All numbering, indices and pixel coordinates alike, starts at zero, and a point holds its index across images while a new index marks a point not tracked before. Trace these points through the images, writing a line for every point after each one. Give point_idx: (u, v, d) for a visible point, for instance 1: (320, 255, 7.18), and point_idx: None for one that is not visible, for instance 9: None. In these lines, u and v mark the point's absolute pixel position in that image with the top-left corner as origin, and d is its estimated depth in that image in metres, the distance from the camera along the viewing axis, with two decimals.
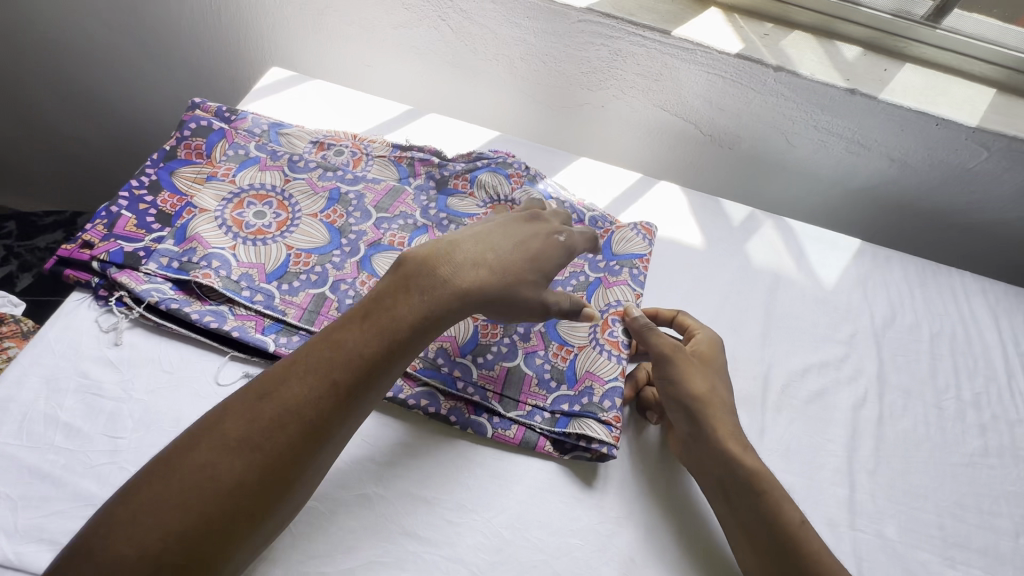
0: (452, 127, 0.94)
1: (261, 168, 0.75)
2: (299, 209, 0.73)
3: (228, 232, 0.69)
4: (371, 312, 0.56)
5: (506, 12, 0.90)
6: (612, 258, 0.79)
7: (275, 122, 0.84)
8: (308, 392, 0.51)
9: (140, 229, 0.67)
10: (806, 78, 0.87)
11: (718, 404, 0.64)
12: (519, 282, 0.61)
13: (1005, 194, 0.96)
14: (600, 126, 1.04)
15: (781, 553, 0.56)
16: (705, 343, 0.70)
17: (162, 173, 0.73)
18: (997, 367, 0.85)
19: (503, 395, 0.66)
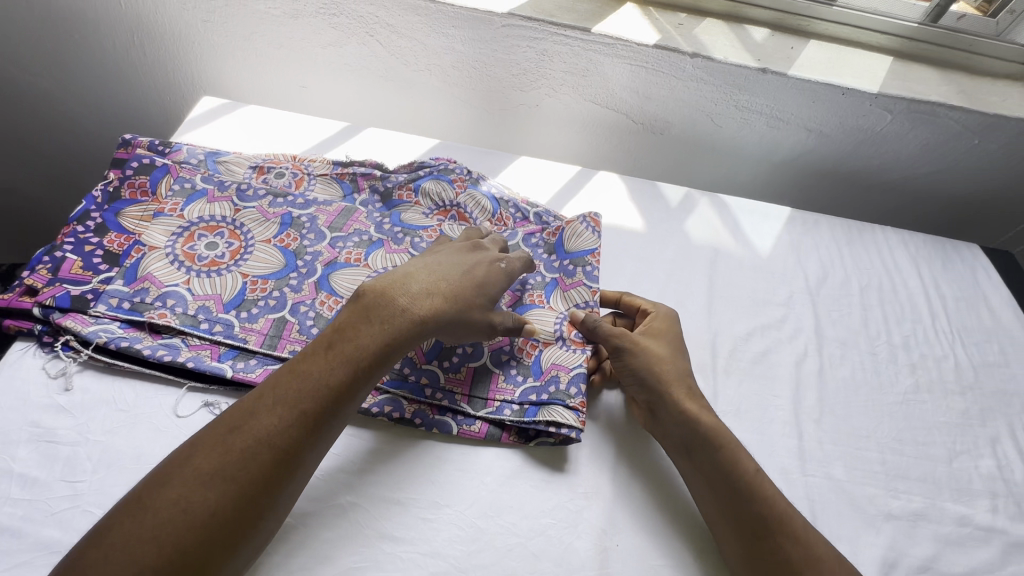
0: (392, 140, 0.96)
1: (209, 200, 0.75)
2: (252, 236, 0.73)
3: (180, 267, 0.69)
4: (334, 342, 0.57)
5: (433, 23, 0.92)
6: (566, 257, 0.80)
7: (211, 151, 0.84)
8: (276, 424, 0.52)
9: (87, 271, 0.66)
10: (722, 62, 0.92)
11: (676, 373, 0.68)
12: (471, 306, 0.64)
13: (914, 151, 1.04)
14: (537, 124, 1.08)
15: (743, 502, 0.59)
16: (661, 318, 0.74)
17: (107, 215, 0.71)
18: (921, 310, 0.93)
19: (471, 395, 0.68)
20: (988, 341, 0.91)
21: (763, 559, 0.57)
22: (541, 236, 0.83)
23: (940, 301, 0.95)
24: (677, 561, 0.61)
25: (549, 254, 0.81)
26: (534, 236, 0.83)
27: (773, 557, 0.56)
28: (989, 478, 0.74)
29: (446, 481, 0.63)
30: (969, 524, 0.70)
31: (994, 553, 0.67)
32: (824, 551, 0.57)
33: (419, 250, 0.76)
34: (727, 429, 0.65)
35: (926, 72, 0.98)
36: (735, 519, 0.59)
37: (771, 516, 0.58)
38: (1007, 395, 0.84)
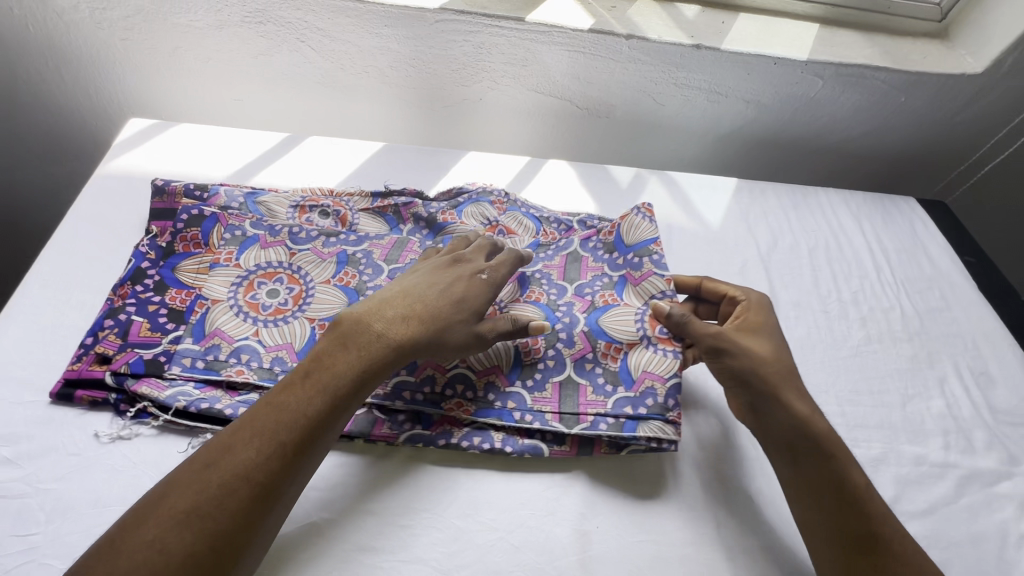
0: (335, 146, 0.93)
1: (262, 246, 0.72)
2: (311, 278, 0.71)
3: (247, 318, 0.66)
4: (311, 372, 0.56)
5: (365, 25, 0.91)
6: (627, 252, 0.76)
7: (249, 192, 0.79)
8: (252, 458, 0.51)
9: (156, 332, 0.65)
10: (655, 41, 0.94)
11: (781, 369, 0.64)
12: (452, 322, 0.61)
13: (847, 113, 1.08)
14: (482, 118, 1.07)
15: (848, 518, 0.58)
16: (754, 308, 0.71)
17: (164, 271, 0.69)
18: (867, 265, 0.97)
19: (562, 413, 0.66)
20: (930, 288, 0.96)
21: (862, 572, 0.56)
22: (598, 239, 0.80)
23: (884, 255, 0.99)
24: (661, 536, 0.62)
25: (609, 254, 0.78)
26: (592, 239, 0.80)
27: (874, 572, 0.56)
28: (940, 417, 0.79)
29: (428, 488, 0.63)
30: (925, 462, 0.74)
31: (949, 487, 0.72)
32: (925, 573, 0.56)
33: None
34: (839, 438, 0.62)
35: (851, 36, 1.02)
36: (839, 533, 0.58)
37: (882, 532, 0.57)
38: (951, 337, 0.89)
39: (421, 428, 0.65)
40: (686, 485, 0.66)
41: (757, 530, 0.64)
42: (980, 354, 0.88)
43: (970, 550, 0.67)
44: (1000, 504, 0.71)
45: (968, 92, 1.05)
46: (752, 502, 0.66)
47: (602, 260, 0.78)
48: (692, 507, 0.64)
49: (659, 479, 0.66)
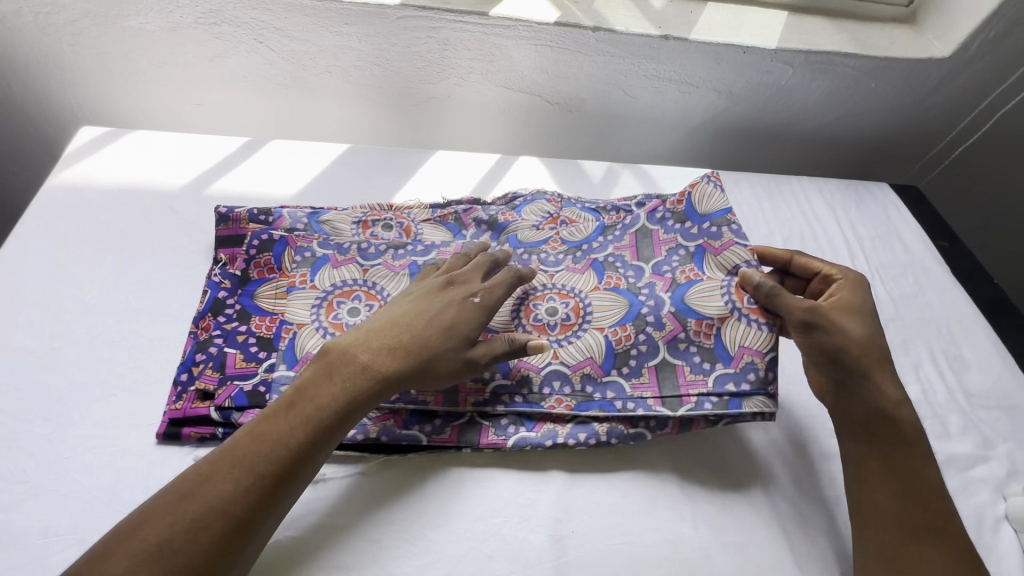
0: (298, 149, 0.91)
1: (333, 265, 0.71)
2: (387, 293, 0.71)
3: (335, 338, 0.65)
4: (294, 401, 0.55)
5: (324, 23, 0.88)
6: (703, 222, 0.74)
7: (311, 212, 0.79)
8: (229, 489, 0.50)
9: (250, 362, 0.64)
10: (622, 33, 0.92)
11: (874, 350, 0.63)
12: (440, 350, 0.59)
13: (818, 100, 1.07)
14: (450, 116, 1.05)
15: (912, 509, 0.59)
16: (847, 286, 0.68)
17: (243, 300, 0.69)
18: (842, 253, 0.97)
19: (663, 396, 0.66)
20: (904, 274, 0.96)
21: (914, 560, 0.57)
22: (665, 209, 0.77)
23: (858, 243, 0.99)
24: (638, 537, 0.61)
25: (682, 224, 0.75)
26: (658, 210, 0.77)
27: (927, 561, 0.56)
28: (915, 403, 0.79)
29: (398, 500, 0.61)
30: None
31: None
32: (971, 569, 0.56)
33: (552, 265, 0.76)
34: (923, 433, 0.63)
35: (820, 23, 1.01)
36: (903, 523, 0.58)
37: (941, 525, 0.58)
38: (925, 322, 0.89)
39: (525, 430, 0.65)
40: (662, 485, 0.65)
41: (735, 526, 0.63)
42: (954, 338, 0.88)
43: None
44: (976, 488, 0.71)
45: (936, 76, 1.05)
46: (729, 498, 0.65)
47: (674, 231, 0.75)
48: (670, 506, 0.64)
49: (636, 479, 0.65)
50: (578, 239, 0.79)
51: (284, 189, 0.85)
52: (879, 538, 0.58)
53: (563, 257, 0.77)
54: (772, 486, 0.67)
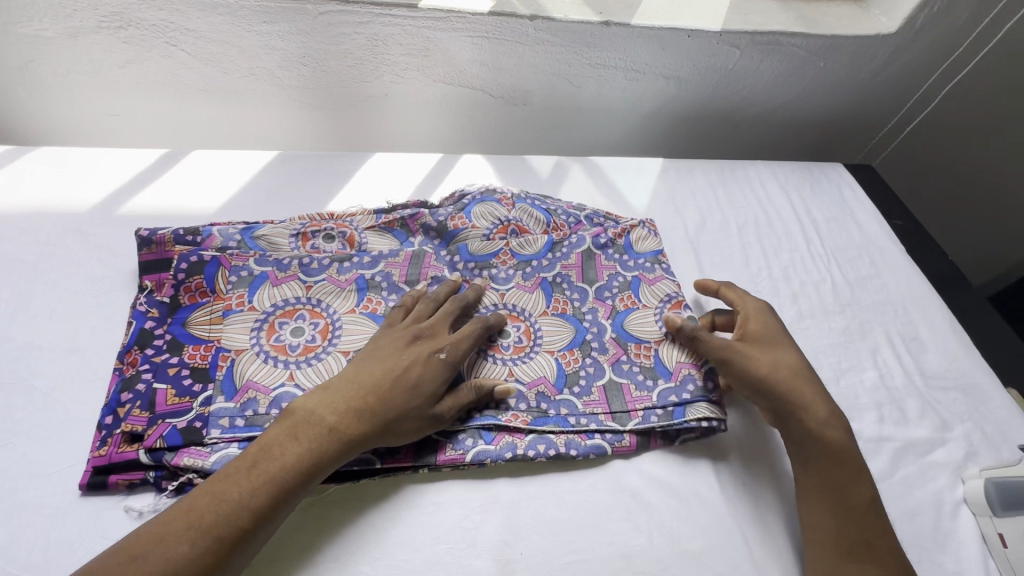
0: (224, 160, 0.85)
1: (273, 283, 0.69)
2: (334, 310, 0.69)
3: (277, 363, 0.63)
4: (257, 460, 0.52)
5: (241, 23, 0.82)
6: (639, 257, 0.80)
7: (245, 227, 0.73)
8: (184, 553, 0.47)
9: (183, 397, 0.59)
10: (561, 20, 0.88)
11: (790, 374, 0.65)
12: (409, 408, 0.58)
13: (768, 82, 1.05)
14: (390, 115, 1.00)
15: (850, 527, 0.59)
16: (753, 317, 0.71)
17: (174, 328, 0.64)
18: (797, 238, 0.95)
19: (613, 412, 0.66)
20: (859, 256, 0.94)
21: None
22: (607, 236, 0.81)
23: (814, 226, 0.97)
24: (590, 554, 0.58)
25: (621, 255, 0.80)
26: (601, 235, 0.81)
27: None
28: (873, 389, 0.77)
29: (331, 536, 0.57)
30: (860, 438, 0.72)
31: (885, 462, 0.70)
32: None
33: (502, 282, 0.75)
34: (854, 451, 0.63)
35: (765, 3, 0.99)
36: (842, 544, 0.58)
37: (874, 542, 0.58)
38: (881, 305, 0.88)
39: (484, 443, 0.62)
40: (614, 495, 0.63)
41: (691, 533, 0.61)
42: (910, 319, 0.87)
43: (907, 526, 0.65)
44: (934, 473, 0.70)
45: (885, 52, 1.04)
46: (685, 505, 0.63)
47: (614, 260, 0.79)
48: (623, 519, 0.61)
49: (587, 492, 0.62)
50: (528, 252, 0.78)
51: (207, 204, 0.79)
52: (818, 557, 0.59)
53: (514, 272, 0.76)
54: (727, 488, 0.65)
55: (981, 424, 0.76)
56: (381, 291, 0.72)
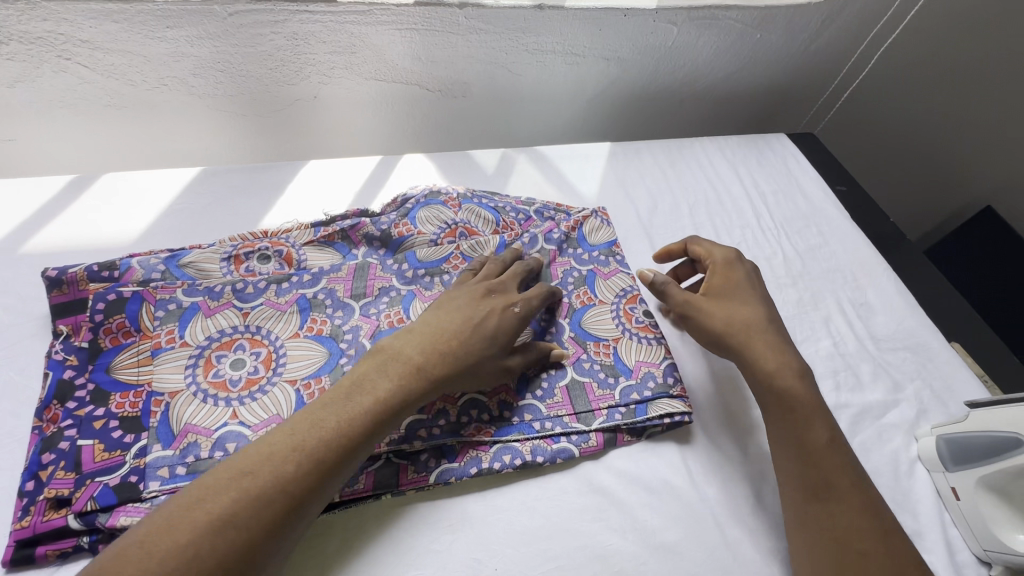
0: (139, 181, 0.79)
1: (206, 314, 0.64)
2: (276, 336, 0.65)
3: (217, 401, 0.59)
4: (354, 391, 0.53)
5: (141, 29, 0.74)
6: (593, 250, 0.80)
7: (168, 254, 0.68)
8: (290, 471, 0.47)
9: (114, 451, 0.54)
10: (493, 7, 0.84)
11: (748, 325, 0.67)
12: (490, 350, 0.59)
13: (708, 56, 1.04)
14: (323, 118, 0.95)
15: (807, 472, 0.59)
16: (720, 268, 0.73)
17: (97, 376, 0.58)
18: (747, 212, 0.95)
19: (577, 412, 0.65)
20: (808, 225, 0.96)
21: (820, 521, 0.57)
22: (560, 231, 0.80)
23: (761, 199, 0.98)
24: (565, 560, 0.57)
25: (575, 248, 0.79)
26: (553, 231, 0.79)
27: (830, 520, 0.56)
28: (828, 357, 0.79)
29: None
30: None
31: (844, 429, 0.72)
32: (874, 522, 0.56)
33: None
34: (810, 394, 0.63)
35: None
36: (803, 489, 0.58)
37: (837, 483, 0.58)
38: (831, 273, 0.90)
39: (448, 462, 0.60)
40: (585, 496, 0.62)
41: (664, 525, 0.61)
42: (858, 285, 0.89)
43: None
44: (890, 434, 0.72)
45: (819, 18, 1.04)
46: (655, 496, 0.63)
47: (567, 255, 0.78)
48: (595, 519, 0.60)
49: (557, 496, 0.62)
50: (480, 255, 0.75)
51: (125, 232, 0.73)
52: (794, 508, 0.59)
53: None
54: (696, 476, 0.65)
55: (929, 381, 0.79)
56: (325, 309, 0.68)
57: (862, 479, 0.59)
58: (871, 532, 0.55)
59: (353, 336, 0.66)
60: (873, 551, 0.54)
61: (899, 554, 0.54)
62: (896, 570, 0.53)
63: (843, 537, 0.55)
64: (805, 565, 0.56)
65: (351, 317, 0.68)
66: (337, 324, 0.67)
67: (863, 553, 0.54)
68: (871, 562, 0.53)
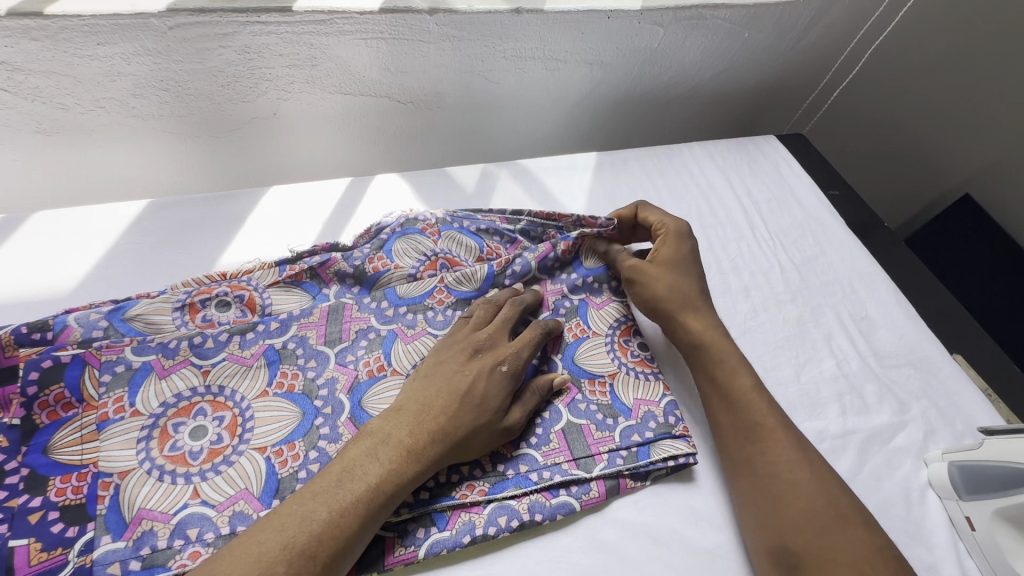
0: (77, 220, 0.71)
1: (160, 375, 0.57)
2: (241, 397, 0.58)
3: (174, 479, 0.52)
4: (344, 477, 0.49)
5: (67, 47, 0.65)
6: (588, 274, 0.74)
7: (113, 307, 0.60)
8: (281, 572, 0.43)
9: (54, 550, 0.47)
10: (467, 12, 0.77)
11: (684, 295, 0.70)
12: (482, 419, 0.56)
13: (694, 57, 0.99)
14: (284, 135, 0.87)
15: (756, 454, 0.58)
16: (670, 240, 0.74)
17: (33, 459, 0.50)
18: (741, 223, 0.91)
19: (576, 459, 0.60)
20: (803, 235, 0.92)
21: (753, 461, 0.58)
22: (555, 254, 0.72)
23: (755, 209, 0.94)
24: None
25: (568, 274, 0.74)
26: (549, 255, 0.72)
27: (763, 457, 0.58)
28: (833, 379, 0.75)
29: None
30: (827, 437, 0.69)
31: (853, 458, 0.68)
32: (800, 452, 0.58)
33: (439, 327, 0.67)
34: (732, 350, 0.66)
35: None
36: (753, 470, 0.58)
37: (761, 421, 0.60)
38: (829, 286, 0.86)
39: (438, 531, 0.54)
40: (589, 554, 0.57)
41: None
42: (858, 298, 0.86)
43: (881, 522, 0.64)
44: (899, 459, 0.69)
45: (807, 16, 1.00)
46: (663, 548, 0.59)
47: (558, 282, 0.73)
48: None
49: (559, 556, 0.57)
50: (467, 288, 0.69)
51: (60, 283, 0.65)
52: (729, 454, 0.61)
53: (452, 313, 0.68)
54: (703, 521, 0.61)
55: (934, 399, 0.76)
56: (296, 360, 0.61)
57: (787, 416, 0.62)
58: (799, 461, 0.57)
59: (328, 391, 0.60)
60: (800, 478, 0.56)
61: (824, 477, 0.56)
62: (825, 494, 0.55)
63: (777, 471, 0.57)
64: (746, 506, 0.58)
65: (325, 367, 0.61)
66: (310, 378, 0.60)
67: (792, 482, 0.56)
68: (800, 489, 0.55)
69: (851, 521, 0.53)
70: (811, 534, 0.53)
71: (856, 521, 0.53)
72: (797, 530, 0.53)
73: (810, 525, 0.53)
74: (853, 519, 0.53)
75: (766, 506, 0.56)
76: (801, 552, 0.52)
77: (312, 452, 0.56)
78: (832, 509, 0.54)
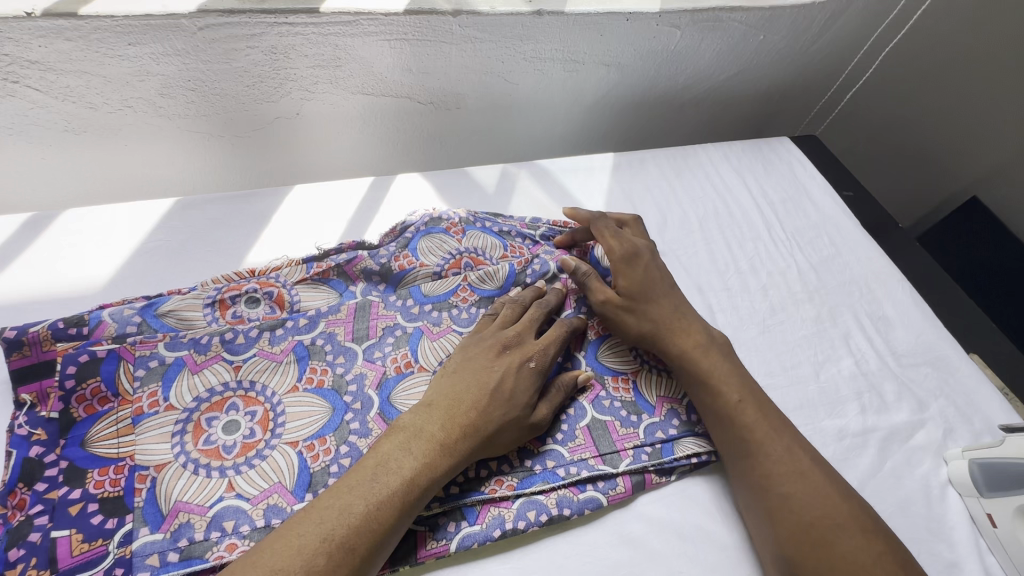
0: (103, 217, 0.72)
1: (192, 370, 0.57)
2: (271, 392, 0.58)
3: (209, 472, 0.53)
4: (379, 471, 0.50)
5: (98, 47, 0.66)
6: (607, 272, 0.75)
7: (146, 303, 0.61)
8: (322, 565, 0.44)
9: (94, 541, 0.48)
10: (489, 13, 0.77)
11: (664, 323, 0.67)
12: (511, 415, 0.56)
13: (710, 59, 0.99)
14: (306, 134, 0.88)
15: (749, 467, 0.58)
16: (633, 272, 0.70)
17: (72, 451, 0.51)
18: (757, 224, 0.92)
19: (602, 455, 0.61)
20: (819, 236, 0.93)
21: (747, 475, 0.58)
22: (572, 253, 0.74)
23: (771, 209, 0.95)
24: None
25: None
26: None
27: (756, 471, 0.58)
28: (852, 378, 0.76)
29: None
30: (847, 434, 0.70)
31: (874, 455, 0.69)
32: (793, 464, 0.57)
33: (464, 324, 0.67)
34: (717, 362, 0.65)
35: None
36: (750, 483, 0.58)
37: (750, 437, 0.59)
38: (846, 286, 0.87)
39: (468, 525, 0.55)
40: (616, 549, 0.58)
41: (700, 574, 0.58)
42: (874, 298, 0.87)
43: (903, 519, 0.64)
44: (919, 457, 0.70)
45: (821, 18, 1.00)
46: (689, 543, 0.59)
47: None
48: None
49: (586, 551, 0.57)
50: (490, 286, 0.70)
51: (92, 280, 0.66)
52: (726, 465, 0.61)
53: (476, 310, 0.69)
54: (727, 517, 0.62)
55: (952, 398, 0.77)
56: (325, 357, 0.62)
57: (779, 423, 0.61)
58: (793, 472, 0.57)
59: (357, 387, 0.60)
60: (794, 490, 0.56)
61: (819, 486, 0.56)
62: (821, 504, 0.55)
63: (771, 483, 0.57)
64: (750, 513, 0.58)
65: (353, 363, 0.62)
66: (339, 373, 0.61)
67: (786, 495, 0.56)
68: (795, 501, 0.55)
69: (850, 530, 0.53)
70: (808, 545, 0.53)
71: (855, 529, 0.54)
72: (795, 543, 0.54)
73: (806, 537, 0.53)
74: (851, 527, 0.53)
75: (763, 517, 0.56)
76: (801, 563, 0.53)
77: (343, 446, 0.57)
78: (830, 520, 0.54)
